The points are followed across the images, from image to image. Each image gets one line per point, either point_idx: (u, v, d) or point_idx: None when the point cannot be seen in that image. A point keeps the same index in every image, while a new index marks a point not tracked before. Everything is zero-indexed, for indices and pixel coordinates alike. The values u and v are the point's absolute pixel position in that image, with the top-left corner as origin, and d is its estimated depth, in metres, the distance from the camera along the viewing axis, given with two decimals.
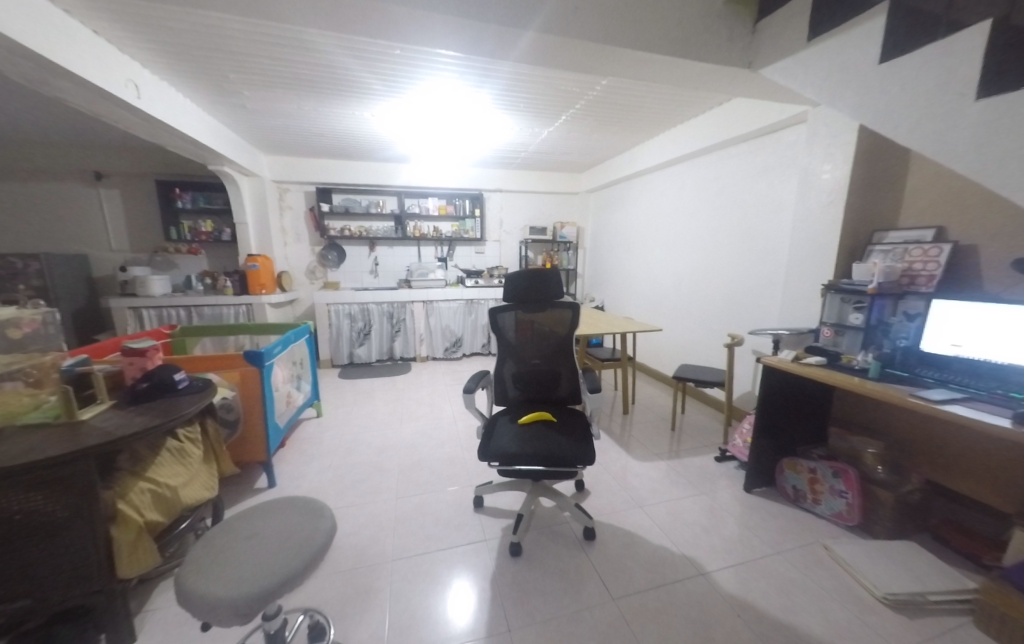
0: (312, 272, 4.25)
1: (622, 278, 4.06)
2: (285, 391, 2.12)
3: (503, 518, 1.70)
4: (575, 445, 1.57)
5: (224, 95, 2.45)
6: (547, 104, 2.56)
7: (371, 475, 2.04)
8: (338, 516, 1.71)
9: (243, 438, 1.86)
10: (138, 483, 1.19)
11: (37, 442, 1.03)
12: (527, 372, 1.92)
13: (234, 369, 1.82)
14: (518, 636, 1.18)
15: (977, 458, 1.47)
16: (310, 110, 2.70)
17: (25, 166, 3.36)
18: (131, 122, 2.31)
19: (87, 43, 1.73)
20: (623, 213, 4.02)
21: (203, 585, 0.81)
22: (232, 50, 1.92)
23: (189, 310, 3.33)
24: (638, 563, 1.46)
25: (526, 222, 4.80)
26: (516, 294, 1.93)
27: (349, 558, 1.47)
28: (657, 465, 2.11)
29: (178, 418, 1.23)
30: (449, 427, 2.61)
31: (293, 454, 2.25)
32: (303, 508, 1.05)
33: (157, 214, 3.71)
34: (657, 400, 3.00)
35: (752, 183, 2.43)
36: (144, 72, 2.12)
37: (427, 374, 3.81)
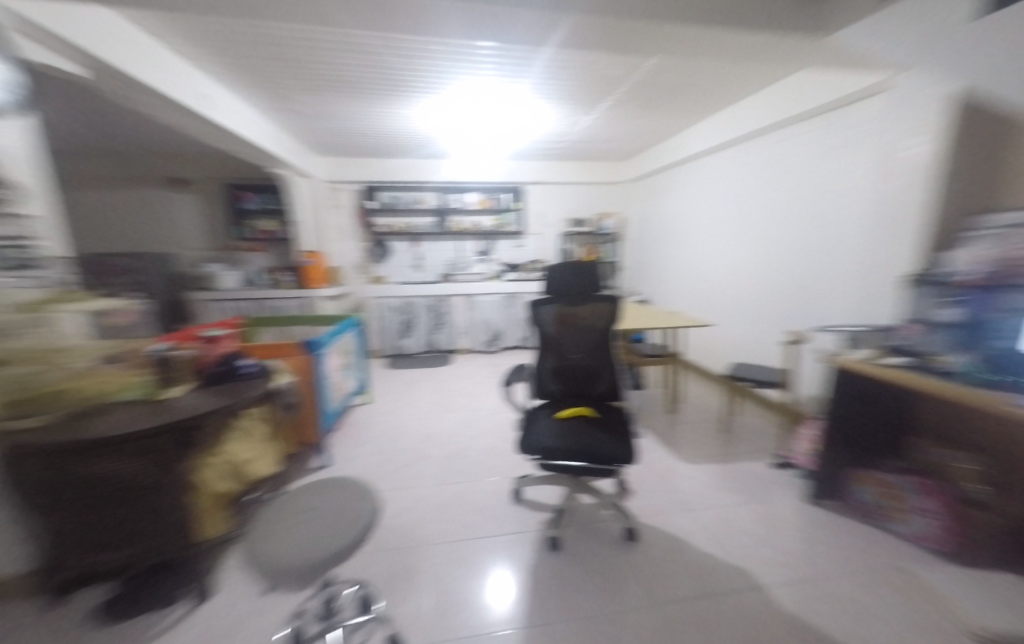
0: (360, 266, 4.47)
1: (668, 270, 3.87)
2: (336, 378, 2.25)
3: (541, 511, 1.70)
4: (617, 442, 1.52)
5: (283, 102, 2.63)
6: (588, 90, 2.47)
7: (415, 461, 2.13)
8: (384, 499, 1.80)
9: (301, 421, 2.01)
10: (213, 456, 1.32)
11: (133, 416, 1.18)
12: (566, 366, 1.89)
13: (292, 356, 1.96)
14: (556, 630, 1.18)
15: None
16: (358, 111, 2.82)
17: None
18: (204, 131, 2.54)
19: (165, 60, 1.91)
20: (670, 202, 3.80)
21: (271, 553, 0.88)
22: (288, 57, 2.03)
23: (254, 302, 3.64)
24: (683, 570, 1.39)
25: (567, 213, 4.71)
26: (555, 287, 1.90)
27: (394, 539, 1.54)
28: (704, 467, 2.00)
29: (245, 399, 1.35)
30: (488, 418, 2.65)
31: (344, 438, 2.39)
32: (352, 490, 1.10)
33: (224, 216, 4.12)
34: (705, 399, 2.84)
35: (819, 164, 2.20)
36: (214, 84, 2.31)
37: (468, 366, 3.88)
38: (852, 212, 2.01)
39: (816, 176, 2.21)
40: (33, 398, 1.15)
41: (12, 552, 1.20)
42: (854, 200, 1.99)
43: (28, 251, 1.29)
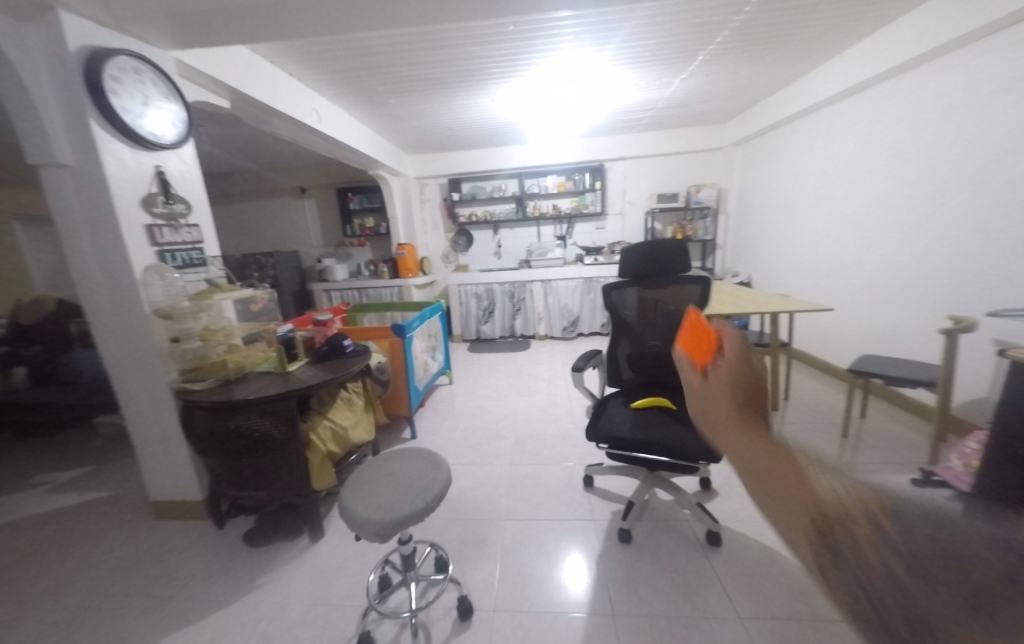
0: (446, 256, 4.77)
1: (778, 247, 3.31)
2: (423, 359, 2.47)
3: (614, 502, 1.65)
4: (699, 437, 1.39)
5: (377, 108, 2.90)
6: (677, 46, 2.22)
7: (491, 440, 2.23)
8: (463, 472, 1.93)
9: (393, 396, 2.26)
10: (323, 420, 1.56)
11: (265, 384, 1.46)
12: (644, 353, 1.77)
13: (385, 338, 2.20)
14: (623, 622, 1.15)
15: None
16: (440, 106, 2.96)
17: (264, 188, 4.66)
18: (317, 143, 2.94)
19: (286, 84, 2.24)
20: (783, 164, 3.24)
21: (357, 506, 1.02)
22: (379, 64, 2.22)
23: (359, 291, 4.16)
24: (777, 586, 1.23)
25: (654, 189, 4.34)
26: (633, 269, 1.78)
27: (469, 509, 1.65)
28: None
29: (345, 373, 1.57)
30: (564, 404, 2.65)
31: (430, 414, 2.62)
32: (427, 459, 1.21)
33: (338, 216, 4.69)
34: (821, 397, 2.41)
35: (1012, 92, 1.63)
36: (323, 100, 2.65)
37: (545, 352, 3.91)
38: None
39: (1004, 108, 1.64)
40: (204, 366, 1.49)
41: (196, 481, 1.60)
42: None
43: (199, 252, 1.66)
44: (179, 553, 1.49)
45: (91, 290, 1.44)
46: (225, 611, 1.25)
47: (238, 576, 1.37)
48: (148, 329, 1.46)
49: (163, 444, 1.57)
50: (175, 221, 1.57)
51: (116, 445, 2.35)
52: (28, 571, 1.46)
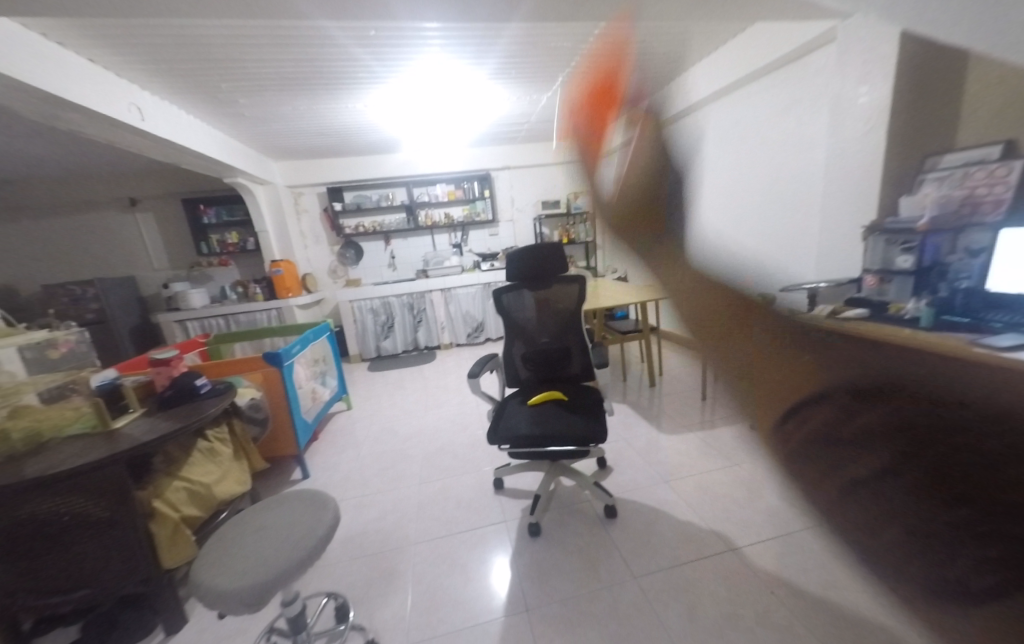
0: (333, 271, 4.37)
1: None
2: (309, 387, 2.20)
3: (523, 499, 1.69)
4: (587, 422, 1.52)
5: (223, 107, 2.52)
6: (540, 66, 2.41)
7: (398, 462, 2.11)
8: (366, 503, 1.78)
9: (273, 435, 1.97)
10: (174, 482, 1.29)
11: (77, 450, 1.14)
12: (536, 351, 1.87)
13: (257, 371, 1.91)
14: (536, 615, 1.18)
15: None
16: (305, 109, 2.71)
17: (71, 201, 3.68)
18: (142, 144, 2.42)
19: (85, 73, 1.81)
20: None
21: (214, 580, 0.85)
22: (215, 58, 1.94)
23: (226, 318, 3.54)
24: (660, 538, 1.41)
25: (538, 197, 4.62)
26: (518, 272, 1.86)
27: (375, 542, 1.53)
28: (685, 437, 2.02)
29: (201, 419, 1.31)
30: (472, 411, 2.64)
31: (325, 446, 2.35)
32: (309, 501, 1.07)
33: (187, 232, 3.94)
34: None
35: None
36: (144, 94, 2.19)
37: (451, 361, 3.84)
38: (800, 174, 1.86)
39: None
40: None
41: None
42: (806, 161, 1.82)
43: None
44: None
45: None
46: None
47: None
48: None
49: None
50: None
51: None
52: None
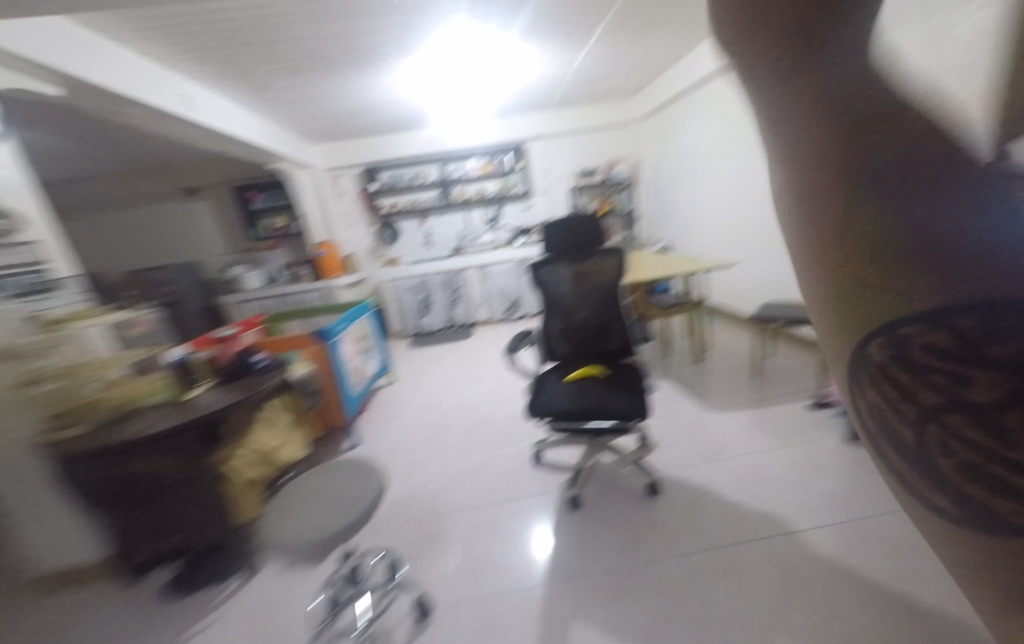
0: (373, 251, 4.49)
1: (688, 212, 3.57)
2: (355, 363, 2.31)
3: (562, 473, 1.70)
4: (629, 398, 1.47)
5: (262, 91, 2.57)
6: (575, 20, 2.24)
7: (439, 434, 2.18)
8: (411, 472, 1.87)
9: (325, 407, 2.10)
10: (241, 447, 1.42)
11: (159, 417, 1.27)
12: (574, 326, 1.82)
13: (307, 347, 2.02)
14: (577, 585, 1.20)
15: None
16: (338, 87, 2.70)
17: (141, 193, 4.01)
18: (192, 134, 2.54)
19: (137, 67, 1.90)
20: (683, 135, 3.47)
21: (280, 536, 0.93)
22: (251, 40, 1.96)
23: (278, 299, 3.77)
24: (706, 518, 1.36)
25: (574, 166, 4.41)
26: (555, 244, 1.80)
27: (421, 508, 1.60)
28: (734, 415, 1.92)
29: (260, 391, 1.42)
30: (509, 386, 2.66)
31: (372, 418, 2.48)
32: (359, 468, 1.13)
33: (240, 218, 4.19)
34: (736, 345, 2.68)
35: None
36: (191, 84, 2.28)
37: (488, 338, 3.87)
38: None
39: None
40: (74, 410, 1.23)
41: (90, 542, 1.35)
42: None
43: (40, 274, 1.39)
44: (83, 624, 1.27)
45: None
46: None
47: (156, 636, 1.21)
48: None
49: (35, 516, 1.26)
50: None
51: None
52: None
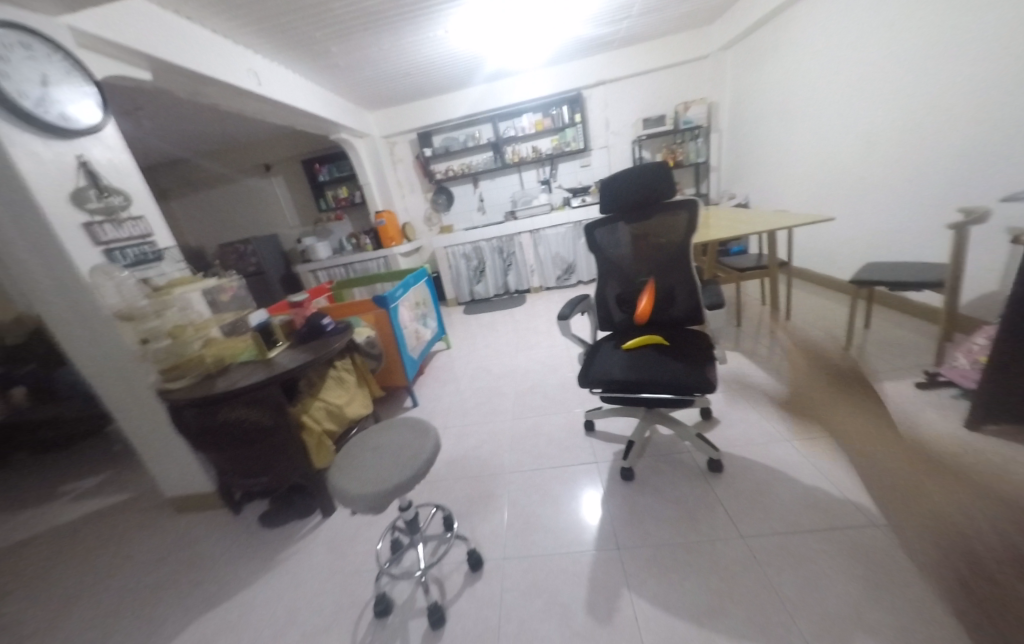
0: (428, 219, 4.56)
1: (775, 159, 3.08)
2: (413, 327, 2.41)
3: (615, 443, 1.66)
4: (692, 371, 1.35)
5: (320, 59, 2.61)
6: None
7: (492, 398, 2.23)
8: (466, 432, 1.95)
9: (387, 369, 2.24)
10: (315, 402, 1.56)
11: (246, 373, 1.43)
12: (633, 292, 1.69)
13: (369, 312, 2.14)
14: (627, 555, 1.18)
15: None
16: (390, 47, 2.65)
17: (227, 171, 4.41)
18: (263, 110, 2.69)
19: (212, 46, 2.01)
20: (774, 64, 2.92)
21: (345, 484, 1.01)
22: (306, 4, 1.96)
23: (345, 267, 4.02)
24: (777, 501, 1.25)
25: (638, 114, 3.98)
26: (614, 202, 1.64)
27: (474, 467, 1.68)
28: (817, 392, 1.70)
29: (328, 352, 1.52)
30: (562, 353, 2.62)
31: (430, 380, 2.61)
32: (415, 428, 1.19)
33: (309, 190, 4.45)
34: (824, 314, 2.34)
35: None
36: (258, 58, 2.37)
37: (541, 304, 3.81)
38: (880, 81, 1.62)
39: None
40: (182, 364, 1.46)
41: (205, 475, 1.62)
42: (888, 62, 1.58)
43: (152, 246, 1.55)
44: (205, 538, 1.54)
45: (32, 290, 1.33)
46: (252, 586, 1.32)
47: (258, 554, 1.43)
48: (115, 334, 1.37)
49: (163, 445, 1.54)
50: (117, 216, 1.43)
51: (132, 447, 2.37)
52: (63, 577, 1.52)
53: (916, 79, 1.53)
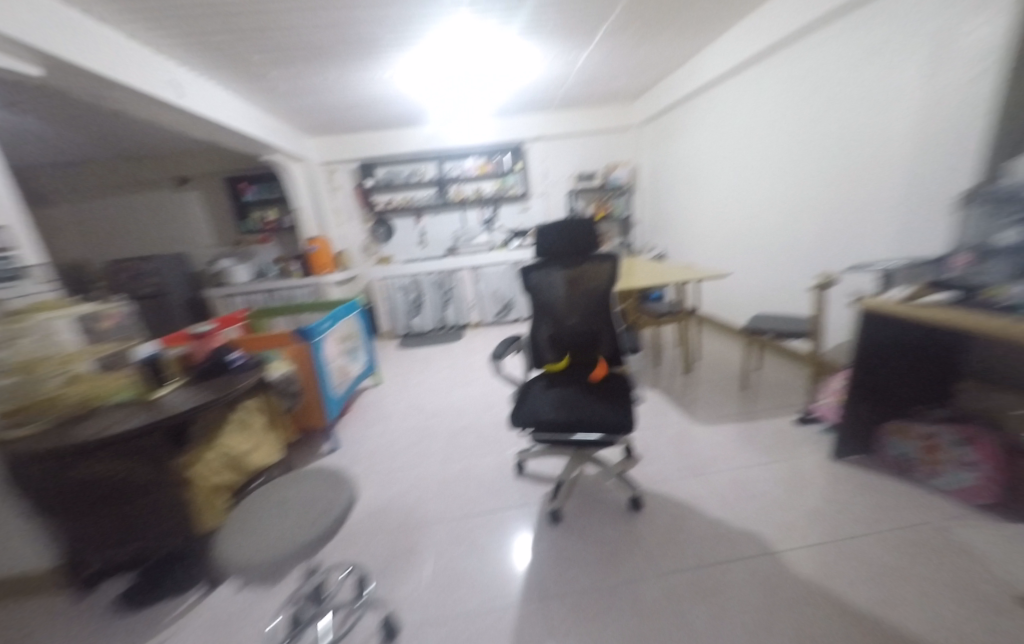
0: (366, 248, 4.44)
1: (685, 220, 3.56)
2: (339, 363, 2.25)
3: (544, 484, 1.66)
4: (614, 411, 1.43)
5: (256, 81, 2.51)
6: (577, 21, 2.20)
7: (422, 439, 2.13)
8: (390, 477, 1.82)
9: (305, 408, 2.05)
10: (210, 450, 1.36)
11: (120, 417, 1.21)
12: (563, 333, 1.79)
13: (289, 345, 1.97)
14: (552, 604, 1.15)
15: None
16: (335, 80, 2.65)
17: (130, 181, 3.93)
18: (183, 122, 2.48)
19: (128, 52, 1.85)
20: (682, 142, 3.46)
21: (237, 550, 0.87)
22: (246, 28, 1.91)
23: (267, 293, 3.69)
24: (689, 536, 1.33)
25: (572, 169, 4.38)
26: (547, 249, 1.76)
27: (397, 517, 1.55)
28: (721, 429, 1.89)
29: (233, 391, 1.36)
30: (497, 392, 2.61)
31: (354, 420, 2.42)
32: (329, 478, 1.08)
33: (231, 210, 4.10)
34: (727, 356, 2.66)
35: (858, 72, 1.84)
36: (183, 70, 2.22)
37: (479, 340, 3.82)
38: (807, 163, 2.17)
39: (854, 90, 1.87)
40: (29, 406, 1.18)
41: (41, 548, 1.28)
42: (812, 152, 2.13)
43: (8, 262, 1.30)
44: (30, 635, 1.20)
45: None
46: None
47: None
48: None
49: None
50: None
51: None
52: None
53: (831, 165, 2.02)
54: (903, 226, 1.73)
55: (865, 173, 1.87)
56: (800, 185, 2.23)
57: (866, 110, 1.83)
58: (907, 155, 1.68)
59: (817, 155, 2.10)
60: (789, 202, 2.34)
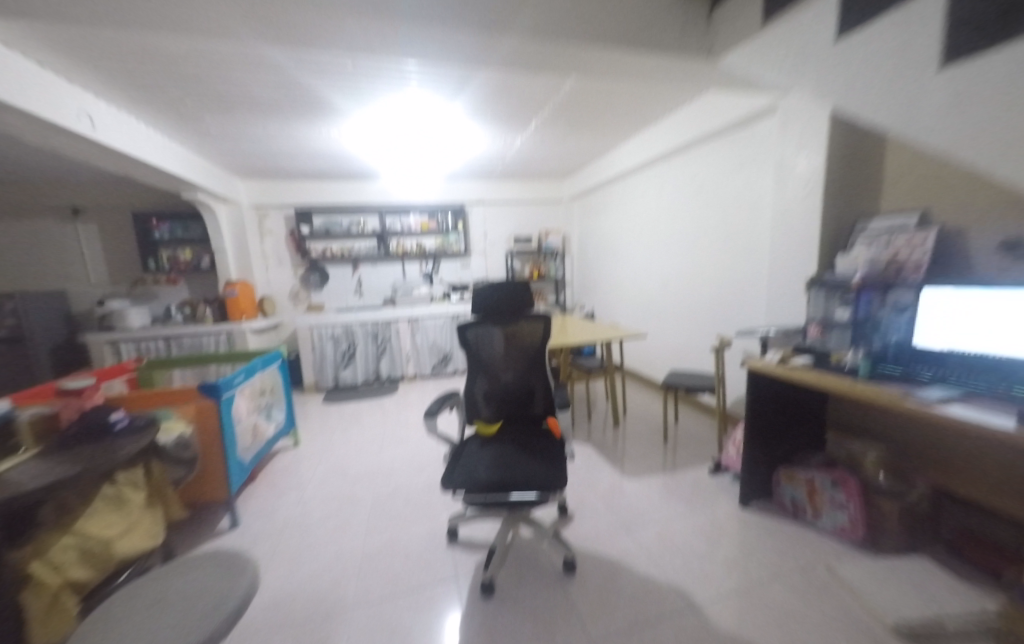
0: (295, 295, 4.19)
1: (610, 284, 3.97)
2: (251, 422, 2.01)
3: (477, 552, 1.57)
4: (548, 468, 1.45)
5: (187, 122, 2.43)
6: (515, 112, 2.54)
7: (344, 508, 1.92)
8: (302, 557, 1.59)
9: (201, 478, 1.76)
10: (62, 539, 1.09)
11: None
12: (499, 389, 1.82)
13: (189, 403, 1.73)
14: None
15: (980, 470, 1.37)
16: (277, 131, 2.67)
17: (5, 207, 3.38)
18: (92, 153, 2.27)
19: (37, 80, 1.71)
20: (605, 218, 3.96)
21: None
22: (184, 74, 1.89)
23: (167, 340, 3.25)
24: (620, 596, 1.33)
25: (511, 232, 4.72)
26: (484, 307, 1.84)
27: (306, 606, 1.35)
28: (647, 481, 1.99)
29: (111, 461, 1.14)
30: (431, 450, 2.49)
31: (262, 489, 2.12)
32: (225, 564, 0.93)
33: (135, 247, 3.68)
34: (650, 409, 2.88)
35: (732, 179, 2.34)
36: (100, 103, 2.08)
37: (414, 394, 3.67)
38: (702, 244, 2.61)
39: (730, 192, 2.36)
40: None
41: None
42: (705, 235, 2.58)
43: None
44: None
45: None
46: None
47: None
48: None
49: None
50: None
51: None
52: None
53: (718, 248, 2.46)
54: (766, 301, 2.13)
55: (744, 255, 2.30)
56: (699, 262, 2.65)
57: (740, 208, 2.30)
58: (770, 244, 2.11)
59: (709, 239, 2.55)
60: (691, 274, 2.75)
